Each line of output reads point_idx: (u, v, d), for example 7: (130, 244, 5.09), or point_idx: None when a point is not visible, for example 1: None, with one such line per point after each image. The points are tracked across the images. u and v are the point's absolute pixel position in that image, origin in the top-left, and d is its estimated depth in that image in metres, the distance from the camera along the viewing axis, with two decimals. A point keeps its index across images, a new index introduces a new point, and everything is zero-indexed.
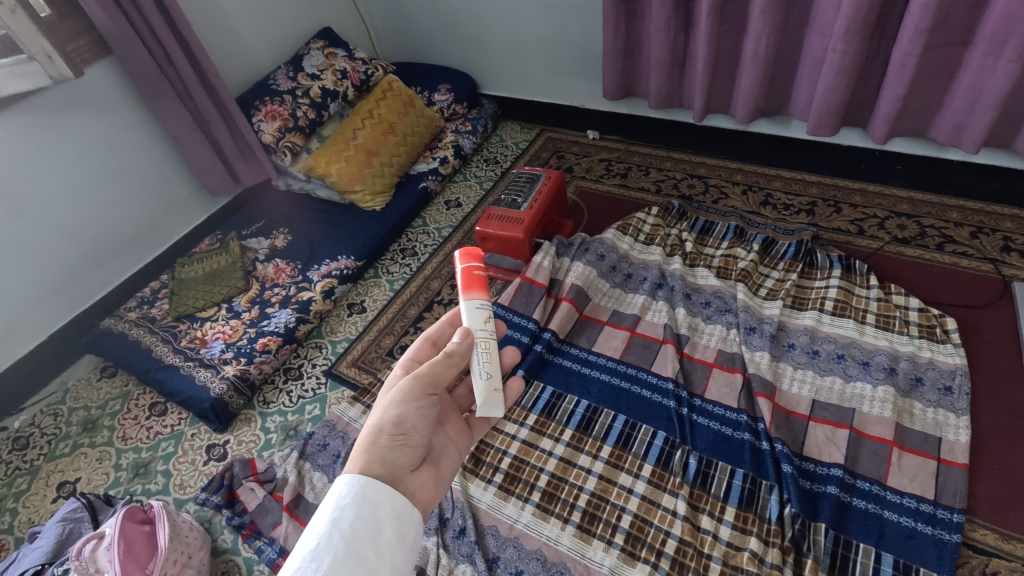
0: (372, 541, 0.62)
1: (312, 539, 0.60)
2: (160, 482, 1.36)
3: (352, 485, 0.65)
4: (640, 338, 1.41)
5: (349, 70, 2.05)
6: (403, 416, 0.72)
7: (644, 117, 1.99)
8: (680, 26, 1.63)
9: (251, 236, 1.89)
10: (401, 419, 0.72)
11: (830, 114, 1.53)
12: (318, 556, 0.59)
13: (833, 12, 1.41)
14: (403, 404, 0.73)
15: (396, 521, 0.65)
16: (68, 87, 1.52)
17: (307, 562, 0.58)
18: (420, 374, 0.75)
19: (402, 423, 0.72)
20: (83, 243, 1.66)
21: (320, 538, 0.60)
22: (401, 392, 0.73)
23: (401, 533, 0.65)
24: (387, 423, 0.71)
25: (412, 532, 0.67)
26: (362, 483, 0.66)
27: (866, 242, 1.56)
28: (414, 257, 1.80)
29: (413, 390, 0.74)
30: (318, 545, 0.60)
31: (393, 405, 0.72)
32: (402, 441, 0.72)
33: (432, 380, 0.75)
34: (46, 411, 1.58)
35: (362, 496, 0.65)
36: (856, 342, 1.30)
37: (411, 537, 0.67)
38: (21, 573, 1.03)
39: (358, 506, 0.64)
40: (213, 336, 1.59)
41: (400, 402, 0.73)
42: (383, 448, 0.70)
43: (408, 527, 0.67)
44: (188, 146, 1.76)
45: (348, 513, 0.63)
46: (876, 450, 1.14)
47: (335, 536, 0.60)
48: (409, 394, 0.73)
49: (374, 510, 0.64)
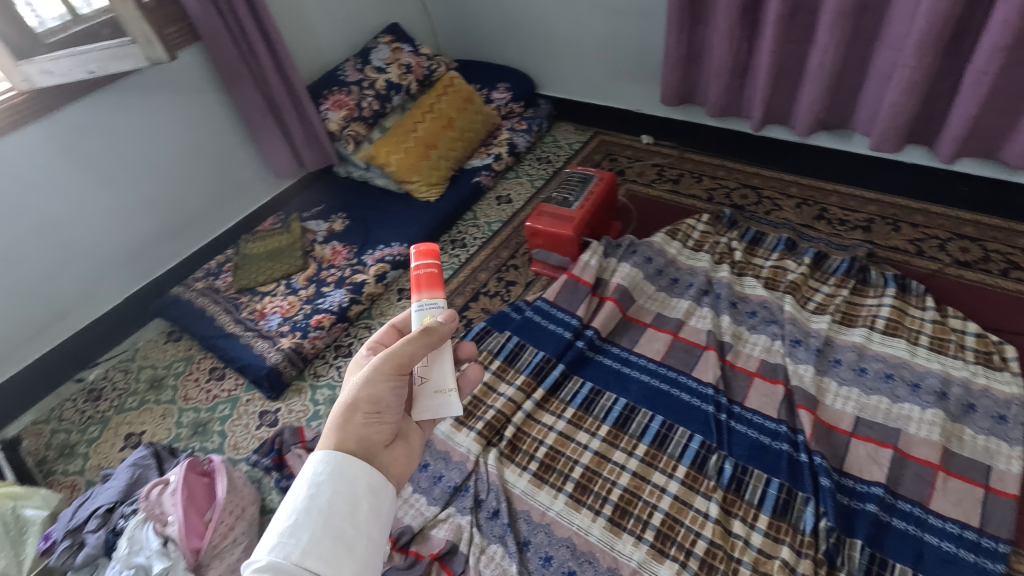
0: (350, 516, 0.63)
1: (288, 515, 0.61)
2: (216, 441, 1.46)
3: (326, 461, 0.65)
4: (682, 343, 1.42)
5: (413, 65, 2.13)
6: (377, 393, 0.73)
7: (700, 124, 1.99)
8: (745, 35, 1.63)
9: (312, 218, 1.98)
10: (375, 397, 0.73)
11: (895, 130, 1.50)
12: (297, 531, 0.59)
13: (906, 27, 1.39)
14: (376, 381, 0.73)
15: (373, 496, 0.66)
16: (159, 70, 1.64)
17: (285, 537, 0.59)
18: (393, 352, 0.74)
19: (376, 401, 0.73)
20: (160, 214, 1.79)
21: (296, 515, 0.60)
22: (373, 369, 0.73)
23: (376, 506, 0.66)
24: (362, 401, 0.72)
25: (388, 505, 0.67)
26: (338, 459, 0.66)
27: (924, 263, 1.52)
28: (463, 248, 1.86)
29: (385, 369, 0.73)
30: (295, 521, 0.60)
31: (364, 383, 0.73)
32: (376, 417, 0.72)
33: (408, 358, 0.75)
34: (118, 367, 1.71)
35: (338, 472, 0.65)
36: (906, 363, 1.28)
37: (387, 509, 0.67)
38: (95, 509, 1.12)
39: (335, 482, 0.64)
40: (272, 309, 1.68)
41: (371, 378, 0.73)
42: (358, 425, 0.69)
43: (383, 501, 0.67)
44: (260, 129, 1.86)
45: (325, 489, 0.63)
46: (920, 472, 1.12)
47: (312, 512, 0.61)
48: (379, 372, 0.73)
49: (351, 485, 0.64)
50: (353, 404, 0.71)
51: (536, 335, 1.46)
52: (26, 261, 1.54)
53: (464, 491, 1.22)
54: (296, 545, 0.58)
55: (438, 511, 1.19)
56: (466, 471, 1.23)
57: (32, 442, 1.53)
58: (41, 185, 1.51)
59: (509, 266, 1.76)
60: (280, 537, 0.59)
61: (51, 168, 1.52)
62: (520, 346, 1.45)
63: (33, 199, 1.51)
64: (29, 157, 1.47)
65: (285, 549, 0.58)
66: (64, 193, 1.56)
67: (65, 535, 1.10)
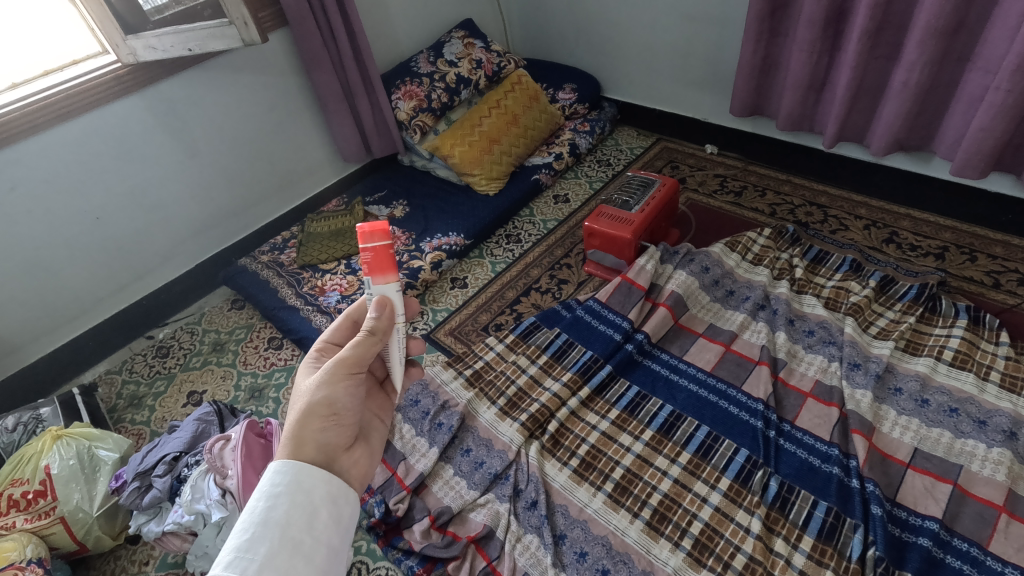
0: (308, 526, 0.62)
1: (242, 529, 0.59)
2: (272, 406, 1.53)
3: (284, 472, 0.64)
4: (733, 356, 1.40)
5: (484, 61, 2.18)
6: (333, 398, 0.72)
7: (768, 137, 1.95)
8: (826, 49, 1.60)
9: (374, 203, 2.05)
10: (332, 399, 0.73)
11: (981, 156, 1.44)
12: (254, 545, 0.58)
13: (1004, 49, 1.33)
14: (330, 385, 0.73)
15: (332, 503, 0.66)
16: (249, 51, 1.74)
17: (242, 552, 0.57)
18: (344, 354, 0.74)
19: (333, 404, 0.72)
20: (234, 187, 1.88)
21: (252, 529, 0.58)
22: (327, 372, 0.73)
23: (336, 515, 0.65)
24: (318, 405, 0.71)
25: (347, 514, 0.67)
26: (294, 469, 0.65)
27: (1001, 296, 1.45)
28: (517, 244, 1.88)
29: (338, 370, 0.73)
30: (252, 535, 0.58)
31: (319, 389, 0.72)
32: (333, 420, 0.72)
33: (357, 360, 0.74)
34: (185, 328, 1.82)
35: (295, 482, 0.64)
36: (973, 398, 1.22)
37: (347, 518, 0.67)
38: (162, 456, 1.21)
39: (292, 493, 0.63)
40: (331, 287, 1.75)
41: (320, 388, 0.72)
42: (313, 430, 0.70)
43: (342, 509, 0.67)
44: (334, 115, 1.93)
45: (281, 501, 0.62)
46: (981, 512, 1.07)
47: (269, 525, 0.59)
48: (334, 374, 0.73)
49: (308, 495, 0.64)
50: (309, 410, 0.71)
51: (585, 335, 1.47)
52: (114, 222, 1.65)
53: (504, 479, 1.23)
54: (253, 559, 0.56)
55: (477, 495, 1.21)
56: (507, 460, 1.25)
57: (105, 390, 1.65)
58: (134, 152, 1.62)
59: (562, 265, 1.77)
60: (237, 552, 0.57)
61: (144, 138, 1.62)
62: (568, 344, 1.46)
63: (127, 165, 1.62)
64: (127, 124, 1.58)
65: (242, 563, 0.56)
66: (153, 162, 1.67)
67: (135, 477, 1.19)
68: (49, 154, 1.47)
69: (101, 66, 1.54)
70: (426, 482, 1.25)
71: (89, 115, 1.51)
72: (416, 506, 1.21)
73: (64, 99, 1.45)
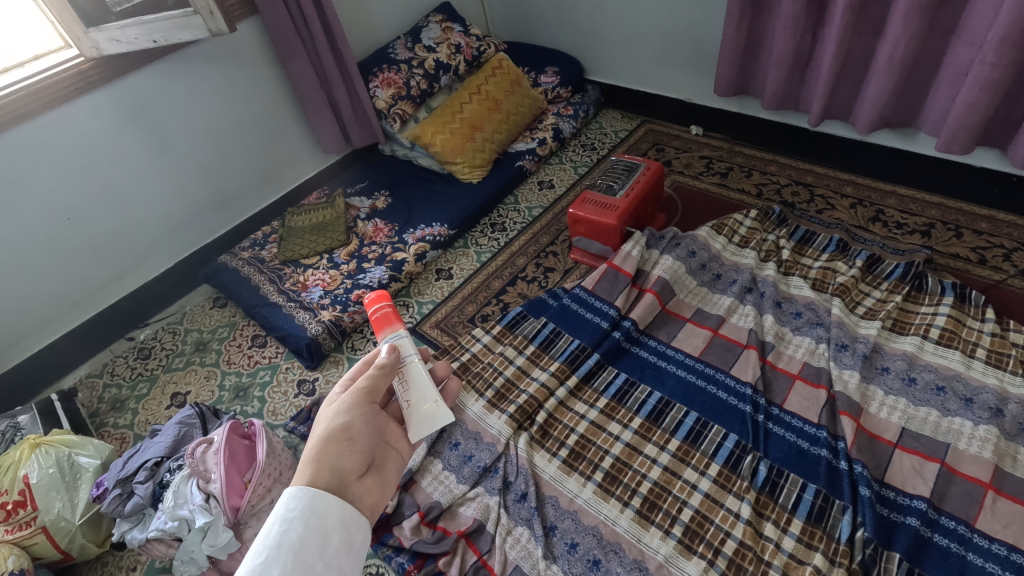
0: (321, 550, 0.59)
1: (257, 552, 0.56)
2: (256, 406, 1.51)
3: (300, 496, 0.62)
4: (721, 340, 1.40)
5: (463, 45, 2.13)
6: (349, 422, 0.73)
7: (753, 117, 1.93)
8: (810, 26, 1.57)
9: (355, 195, 2.02)
10: (348, 425, 0.73)
11: (967, 131, 1.42)
12: (267, 568, 0.55)
13: (989, 21, 1.31)
14: (348, 412, 0.75)
15: (344, 530, 0.62)
16: (219, 41, 1.68)
17: (254, 575, 0.54)
18: (359, 385, 0.79)
19: (348, 428, 0.73)
20: (212, 184, 1.84)
21: (266, 551, 0.55)
22: (345, 402, 0.76)
23: (349, 541, 0.62)
24: (335, 431, 0.72)
25: (360, 540, 0.64)
26: (310, 493, 0.62)
27: (987, 272, 1.45)
28: (502, 232, 1.85)
29: (357, 398, 0.77)
30: (266, 558, 0.55)
31: (340, 414, 0.74)
32: (349, 444, 0.71)
33: (371, 389, 0.79)
34: (167, 329, 1.78)
35: (309, 507, 0.61)
36: (960, 376, 1.22)
37: (359, 546, 0.63)
38: (144, 462, 1.18)
39: (307, 518, 0.60)
40: (313, 282, 1.72)
41: (341, 413, 0.74)
42: (330, 452, 0.69)
43: (355, 535, 0.63)
44: (312, 105, 1.87)
45: (296, 525, 0.59)
46: (968, 490, 1.07)
47: (283, 548, 0.57)
48: (351, 403, 0.76)
49: (322, 520, 0.61)
50: (327, 434, 0.71)
51: (573, 324, 1.45)
52: (87, 222, 1.60)
53: (493, 472, 1.22)
54: None
55: (467, 489, 1.20)
56: (496, 453, 1.24)
57: (86, 395, 1.62)
58: (103, 149, 1.57)
59: (548, 252, 1.75)
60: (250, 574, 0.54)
61: (113, 134, 1.57)
62: (556, 333, 1.44)
63: (98, 163, 1.57)
64: (94, 121, 1.53)
65: None
66: (125, 160, 1.62)
67: (117, 484, 1.16)
68: (12, 154, 1.42)
69: (63, 61, 1.48)
70: (415, 478, 1.24)
71: (53, 112, 1.46)
72: (405, 502, 1.20)
73: (25, 97, 1.39)
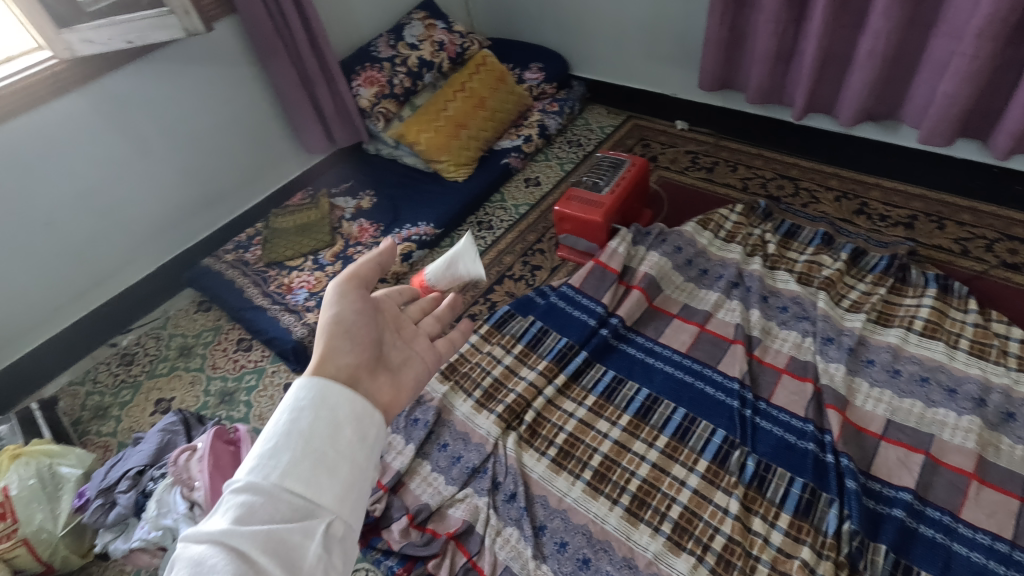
0: (332, 441, 0.55)
1: (268, 437, 0.54)
2: (242, 410, 1.49)
3: (312, 384, 0.59)
4: (709, 336, 1.40)
5: (446, 42, 2.12)
6: (340, 315, 0.73)
7: (738, 111, 1.93)
8: (792, 19, 1.58)
9: (340, 195, 2.00)
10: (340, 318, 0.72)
11: (948, 122, 1.43)
12: (277, 453, 0.53)
13: (969, 12, 1.31)
14: (338, 304, 0.74)
15: (358, 422, 0.58)
16: (197, 41, 1.66)
17: (264, 460, 0.53)
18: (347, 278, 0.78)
19: (340, 321, 0.72)
20: (194, 186, 1.81)
21: (274, 438, 0.53)
22: (334, 292, 0.75)
23: (363, 434, 0.58)
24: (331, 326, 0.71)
25: (377, 434, 0.59)
26: (321, 384, 0.59)
27: (969, 263, 1.46)
28: (489, 230, 1.84)
29: (344, 288, 0.76)
30: (276, 444, 0.54)
31: (330, 307, 0.73)
32: (347, 337, 0.71)
33: (359, 278, 0.78)
34: (150, 334, 1.76)
35: (321, 397, 0.58)
36: (944, 367, 1.23)
37: (375, 439, 0.59)
38: (126, 471, 1.17)
39: (317, 407, 0.57)
40: (299, 284, 1.70)
41: (332, 306, 0.74)
42: (331, 346, 0.68)
43: (371, 428, 0.58)
44: (294, 105, 1.85)
45: (306, 413, 0.56)
46: (953, 481, 1.08)
47: (292, 436, 0.54)
48: (340, 294, 0.75)
49: (333, 411, 0.57)
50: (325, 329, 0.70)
51: (560, 321, 1.45)
52: (65, 227, 1.57)
53: (481, 473, 1.22)
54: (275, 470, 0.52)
55: (456, 491, 1.19)
56: (485, 453, 1.23)
57: (67, 403, 1.59)
58: (79, 152, 1.54)
59: (535, 250, 1.74)
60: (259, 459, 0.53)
61: (90, 137, 1.54)
62: (543, 331, 1.44)
63: (75, 166, 1.54)
64: (70, 124, 1.50)
65: (264, 472, 0.52)
66: (102, 162, 1.59)
67: (98, 494, 1.15)
68: None
69: (35, 63, 1.44)
70: (403, 480, 1.23)
71: (26, 116, 1.42)
72: (393, 505, 1.19)
73: None
